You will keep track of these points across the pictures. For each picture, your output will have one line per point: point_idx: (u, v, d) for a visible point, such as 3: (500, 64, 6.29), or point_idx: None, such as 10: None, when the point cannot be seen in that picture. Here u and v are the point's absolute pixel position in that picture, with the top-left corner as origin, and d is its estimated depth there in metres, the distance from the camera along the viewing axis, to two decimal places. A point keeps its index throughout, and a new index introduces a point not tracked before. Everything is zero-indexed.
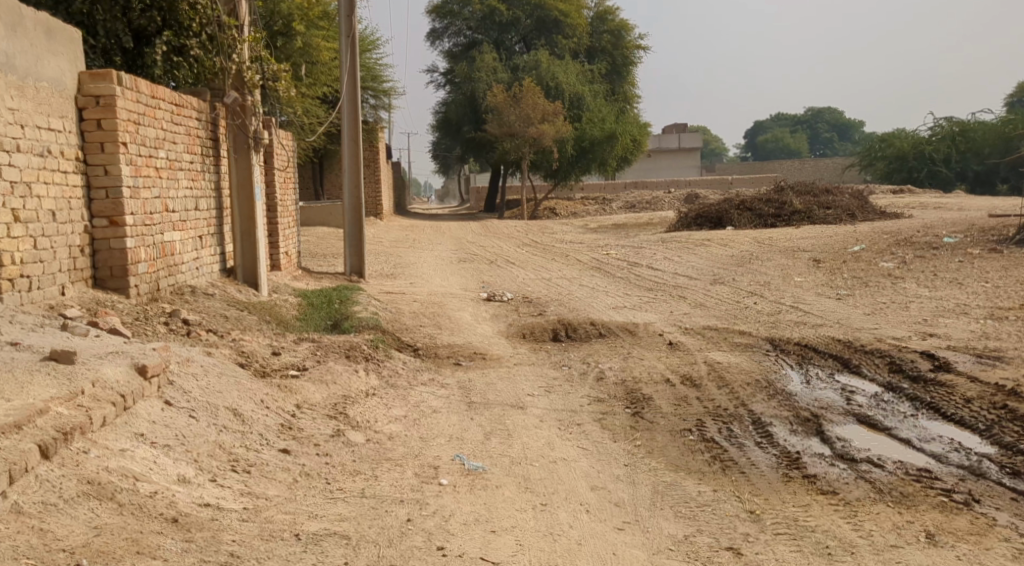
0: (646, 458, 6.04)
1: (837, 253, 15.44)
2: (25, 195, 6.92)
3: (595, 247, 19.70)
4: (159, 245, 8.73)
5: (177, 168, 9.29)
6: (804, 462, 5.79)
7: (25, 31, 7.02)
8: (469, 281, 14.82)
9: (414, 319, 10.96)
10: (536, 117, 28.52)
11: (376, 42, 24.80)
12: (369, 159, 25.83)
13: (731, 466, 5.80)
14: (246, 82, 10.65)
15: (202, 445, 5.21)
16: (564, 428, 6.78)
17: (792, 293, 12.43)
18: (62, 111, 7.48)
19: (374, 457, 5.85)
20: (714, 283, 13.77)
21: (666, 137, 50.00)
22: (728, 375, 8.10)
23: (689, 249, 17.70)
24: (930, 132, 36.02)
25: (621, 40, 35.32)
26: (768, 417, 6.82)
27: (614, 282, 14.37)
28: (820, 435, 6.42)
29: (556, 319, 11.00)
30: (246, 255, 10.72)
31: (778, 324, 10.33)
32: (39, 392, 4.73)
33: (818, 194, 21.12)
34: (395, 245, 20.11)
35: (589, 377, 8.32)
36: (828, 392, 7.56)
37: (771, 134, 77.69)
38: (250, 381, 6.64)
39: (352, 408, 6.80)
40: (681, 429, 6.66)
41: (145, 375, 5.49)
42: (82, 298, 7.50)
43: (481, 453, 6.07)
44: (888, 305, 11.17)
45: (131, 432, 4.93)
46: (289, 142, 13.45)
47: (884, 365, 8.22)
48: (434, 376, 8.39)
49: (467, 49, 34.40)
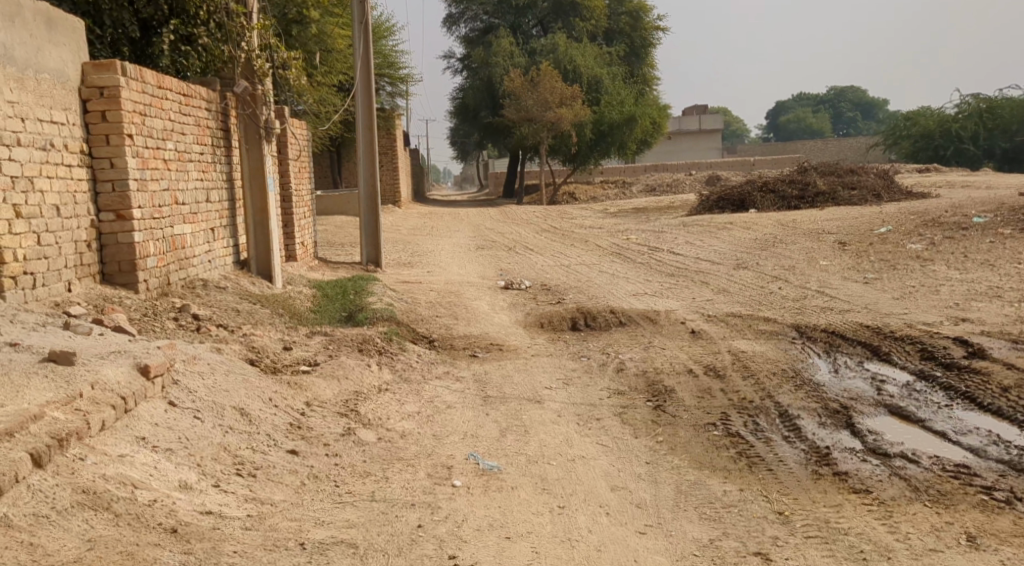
0: (669, 455, 5.81)
1: (863, 235, 15.10)
2: (27, 190, 6.74)
3: (615, 232, 19.41)
4: (169, 239, 8.56)
5: (187, 160, 9.11)
6: (835, 458, 5.52)
7: (24, 22, 6.82)
8: (486, 269, 14.56)
9: (430, 309, 10.74)
10: (554, 101, 28.19)
11: (392, 28, 24.52)
12: (385, 146, 25.63)
13: (758, 463, 5.55)
14: (256, 71, 10.41)
15: (206, 448, 5.02)
16: (584, 423, 6.56)
17: (818, 277, 12.11)
18: (65, 103, 7.30)
19: (385, 457, 5.64)
20: (737, 268, 13.46)
21: (687, 119, 49.42)
22: (753, 365, 7.82)
23: (711, 232, 17.39)
24: (956, 109, 35.33)
25: (641, 21, 34.78)
26: (795, 409, 6.55)
27: (635, 268, 14.10)
28: (850, 428, 6.15)
29: (575, 307, 10.76)
30: (260, 246, 10.51)
31: (803, 310, 10.04)
32: (34, 397, 4.53)
33: (842, 175, 20.68)
34: (412, 233, 19.91)
35: (608, 368, 8.09)
36: (858, 382, 7.28)
37: (794, 115, 76.73)
38: (259, 378, 6.44)
39: (364, 405, 6.61)
40: (704, 423, 6.42)
41: (148, 375, 5.30)
42: (89, 294, 7.34)
43: (497, 452, 5.86)
44: (917, 288, 10.85)
45: (132, 436, 4.74)
46: (302, 131, 13.22)
47: (915, 352, 7.92)
48: (449, 369, 8.17)
49: (484, 34, 34.07)
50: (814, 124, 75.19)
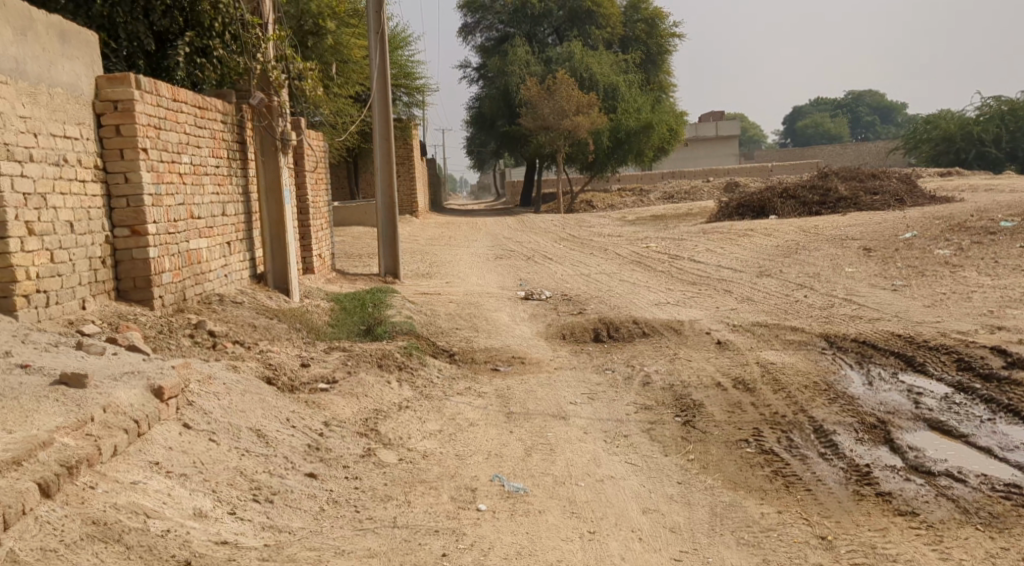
0: (701, 475, 5.59)
1: (888, 240, 14.82)
2: (40, 207, 6.60)
3: (634, 240, 19.16)
4: (185, 253, 8.43)
5: (202, 173, 8.98)
6: (876, 477, 5.29)
7: (37, 35, 6.71)
8: (506, 280, 14.35)
9: (449, 321, 10.57)
10: (571, 109, 28.01)
11: (407, 39, 24.46)
12: (402, 156, 25.50)
13: (796, 483, 5.31)
14: (272, 82, 10.43)
15: (222, 473, 4.83)
16: (611, 440, 6.35)
17: (844, 285, 11.83)
18: (79, 118, 7.18)
19: (406, 479, 5.45)
20: (761, 275, 13.19)
21: (704, 125, 49.05)
22: (784, 377, 7.57)
23: (732, 239, 17.13)
24: (977, 112, 34.82)
25: (657, 28, 34.56)
26: (831, 424, 6.30)
27: (656, 277, 13.86)
28: (890, 444, 5.91)
29: (596, 318, 10.54)
30: (277, 259, 10.35)
31: (832, 319, 9.78)
32: (45, 421, 4.34)
33: (864, 179, 20.34)
34: (430, 244, 19.73)
35: (634, 382, 7.85)
36: (893, 395, 7.02)
37: (811, 120, 76.24)
38: (276, 398, 6.29)
39: (384, 424, 6.43)
40: (736, 440, 6.20)
41: (162, 398, 5.15)
42: (104, 312, 7.20)
43: (522, 472, 5.66)
44: (949, 295, 10.57)
45: (145, 461, 4.58)
46: (319, 143, 13.10)
47: (951, 363, 7.65)
48: (471, 384, 7.96)
49: (499, 43, 33.99)
50: (832, 129, 74.66)
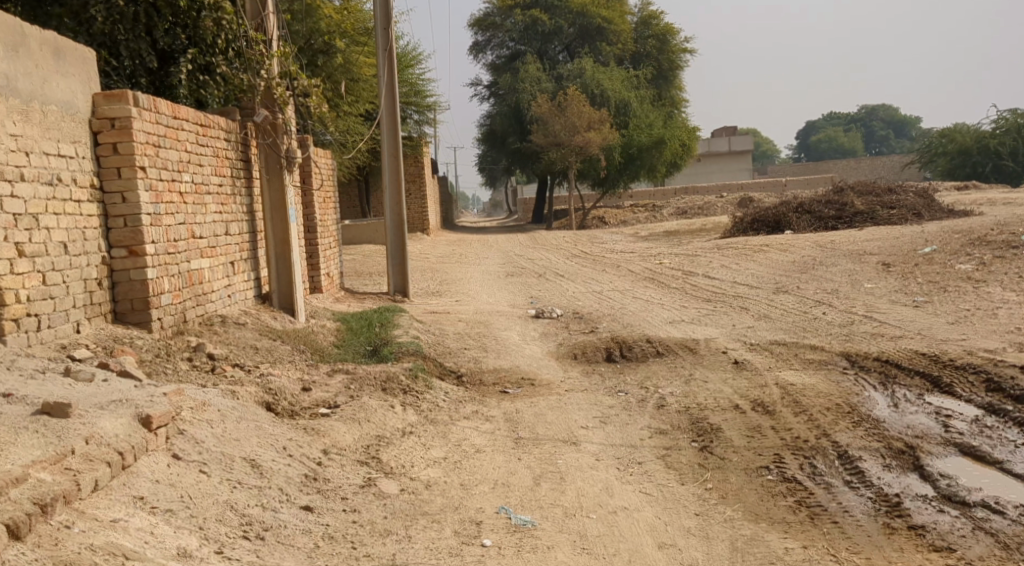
0: (721, 506, 5.31)
1: (907, 255, 14.48)
2: (32, 228, 6.37)
3: (647, 257, 18.84)
4: (185, 274, 8.18)
5: (204, 193, 8.76)
6: (908, 507, 5.02)
7: (29, 51, 6.50)
8: (516, 298, 14.07)
9: (458, 341, 10.28)
10: (582, 125, 27.80)
11: (417, 57, 24.38)
12: (412, 175, 25.32)
13: (821, 515, 5.05)
14: (276, 100, 10.00)
15: (211, 508, 4.56)
16: (624, 468, 6.05)
17: (864, 301, 11.50)
18: (73, 136, 6.96)
19: (408, 512, 5.18)
20: (778, 292, 12.87)
21: (716, 140, 48.68)
22: (805, 400, 7.23)
23: (747, 255, 16.81)
24: (992, 125, 34.36)
25: (668, 44, 34.46)
26: (856, 450, 5.97)
27: (670, 294, 13.56)
28: (919, 471, 5.59)
29: (609, 337, 10.23)
30: (282, 280, 10.10)
31: (852, 337, 9.45)
32: (21, 455, 4.09)
33: (881, 194, 19.91)
34: (440, 261, 19.47)
35: (648, 405, 7.53)
36: (921, 418, 6.67)
37: (825, 134, 75.83)
38: (274, 425, 6.02)
39: (386, 451, 6.15)
40: (756, 467, 5.89)
41: (150, 427, 4.88)
42: (99, 335, 6.96)
43: (530, 504, 5.39)
44: (973, 312, 10.22)
45: (129, 496, 4.32)
46: (326, 161, 12.89)
47: (980, 384, 7.30)
48: (478, 408, 7.67)
49: (510, 60, 33.90)
50: (846, 143, 74.18)
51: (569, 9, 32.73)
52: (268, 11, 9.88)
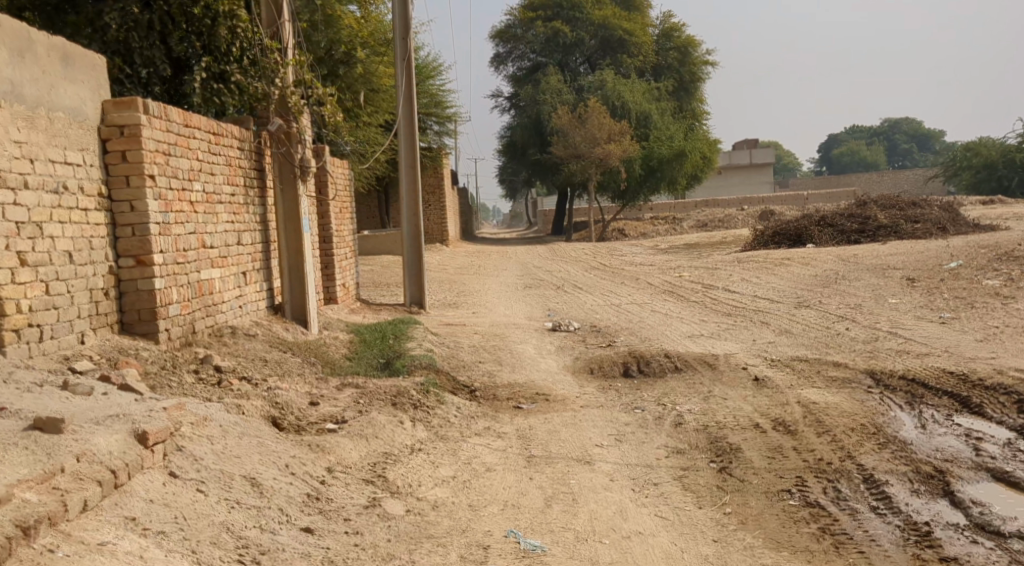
0: (741, 532, 5.07)
1: (932, 270, 14.16)
2: (36, 237, 6.24)
3: (666, 269, 18.57)
4: (195, 284, 8.03)
5: (216, 202, 8.62)
6: (939, 538, 4.78)
7: (36, 57, 6.37)
8: (533, 309, 13.85)
9: (472, 354, 10.09)
10: (603, 137, 27.62)
11: (438, 68, 24.30)
12: (432, 186, 25.22)
13: (847, 544, 4.82)
14: (291, 108, 9.90)
15: (206, 530, 4.38)
16: (639, 489, 5.82)
17: (889, 317, 11.19)
18: (82, 143, 6.84)
19: (414, 535, 4.98)
20: (800, 306, 12.57)
21: (738, 152, 48.33)
22: (828, 419, 6.97)
23: (768, 269, 16.52)
24: (1018, 138, 33.85)
25: (689, 56, 34.25)
26: (882, 473, 5.71)
27: (690, 308, 13.29)
28: (950, 498, 5.32)
29: (627, 351, 9.99)
30: (295, 290, 9.93)
31: (877, 353, 9.17)
32: (7, 472, 3.92)
33: (905, 208, 19.55)
34: (458, 273, 19.28)
35: (665, 423, 7.30)
36: (950, 440, 6.39)
37: (848, 148, 75.24)
38: (278, 441, 5.84)
39: (393, 470, 5.95)
40: (778, 490, 5.64)
41: (146, 443, 4.70)
42: (104, 346, 6.80)
43: (540, 527, 5.17)
44: (1003, 329, 9.91)
45: (120, 516, 4.15)
46: (342, 170, 12.75)
47: (1011, 405, 7.01)
48: (490, 425, 7.45)
49: (531, 72, 33.77)
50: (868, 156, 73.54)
51: (591, 22, 32.63)
52: (284, 19, 9.73)
